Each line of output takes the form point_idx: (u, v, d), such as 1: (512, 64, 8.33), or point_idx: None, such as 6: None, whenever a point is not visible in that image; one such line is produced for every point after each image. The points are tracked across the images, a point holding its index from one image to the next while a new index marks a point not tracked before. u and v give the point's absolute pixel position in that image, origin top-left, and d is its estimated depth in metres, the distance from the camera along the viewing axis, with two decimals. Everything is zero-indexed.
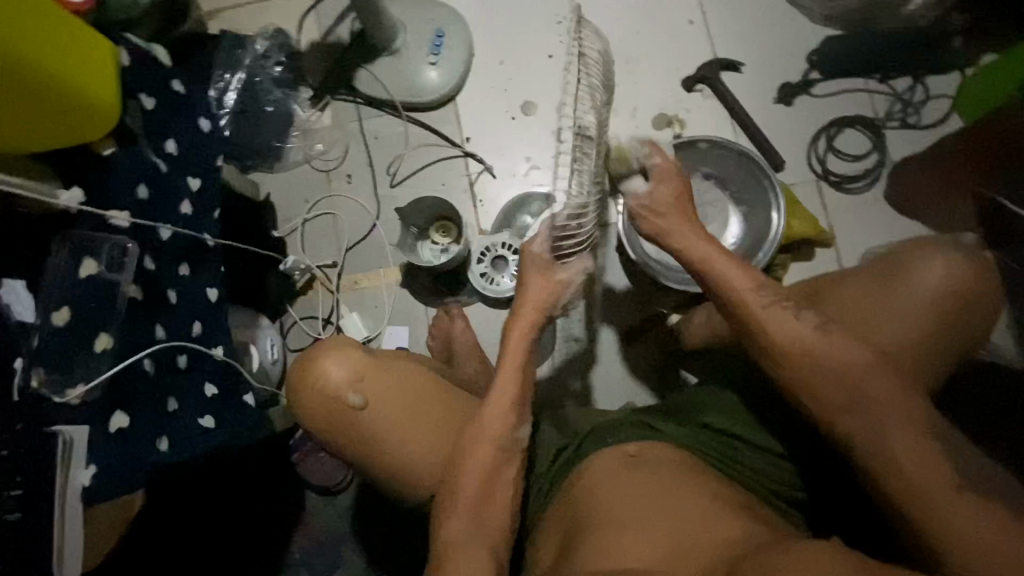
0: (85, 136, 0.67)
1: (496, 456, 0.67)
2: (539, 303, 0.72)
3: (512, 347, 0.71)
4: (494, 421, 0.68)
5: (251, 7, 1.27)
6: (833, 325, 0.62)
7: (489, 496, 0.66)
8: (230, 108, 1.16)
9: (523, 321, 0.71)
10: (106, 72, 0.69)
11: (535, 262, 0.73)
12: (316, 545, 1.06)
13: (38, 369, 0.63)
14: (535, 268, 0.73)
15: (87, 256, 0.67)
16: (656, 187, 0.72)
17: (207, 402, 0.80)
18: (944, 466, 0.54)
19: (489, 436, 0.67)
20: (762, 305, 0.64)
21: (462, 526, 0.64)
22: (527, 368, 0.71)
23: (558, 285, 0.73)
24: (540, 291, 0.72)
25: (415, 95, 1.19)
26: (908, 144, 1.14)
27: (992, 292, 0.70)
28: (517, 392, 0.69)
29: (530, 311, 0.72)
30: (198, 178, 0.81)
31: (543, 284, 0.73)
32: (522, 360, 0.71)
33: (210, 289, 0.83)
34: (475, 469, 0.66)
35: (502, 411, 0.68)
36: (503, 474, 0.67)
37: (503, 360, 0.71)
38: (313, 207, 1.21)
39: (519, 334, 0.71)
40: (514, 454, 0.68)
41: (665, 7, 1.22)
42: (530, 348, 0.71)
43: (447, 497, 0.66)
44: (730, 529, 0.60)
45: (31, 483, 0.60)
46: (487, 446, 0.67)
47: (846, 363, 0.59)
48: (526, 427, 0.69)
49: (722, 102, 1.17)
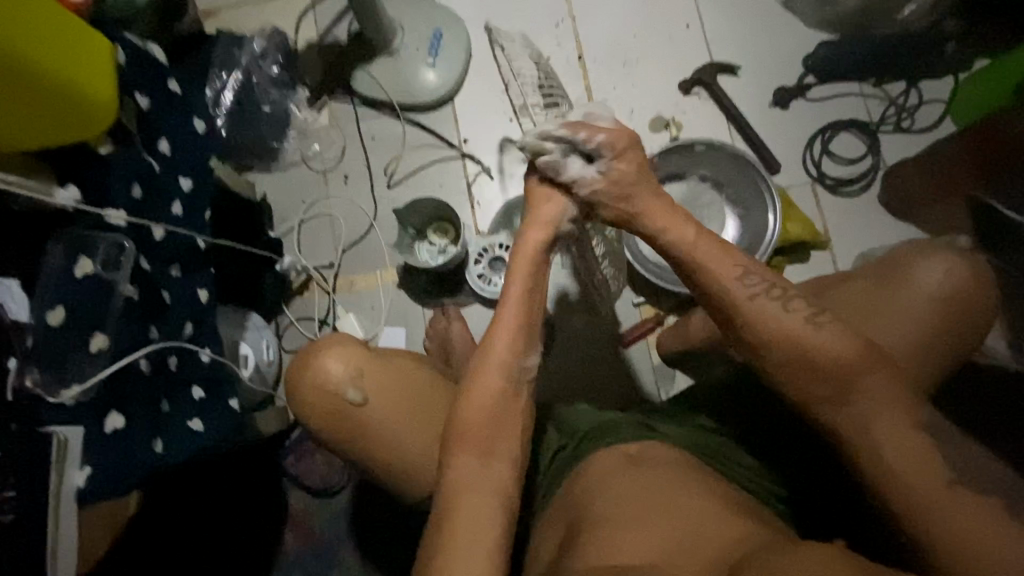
0: (83, 135, 0.66)
1: (502, 386, 0.64)
2: (547, 219, 0.70)
3: (520, 265, 0.69)
4: (501, 343, 0.66)
5: (249, 7, 1.27)
6: (823, 317, 0.61)
7: (496, 431, 0.63)
8: (226, 108, 1.16)
9: (531, 240, 0.69)
10: (102, 70, 0.68)
11: (540, 181, 0.71)
12: (311, 548, 1.05)
13: (32, 369, 0.63)
14: (540, 187, 0.71)
15: (84, 255, 0.66)
16: (613, 164, 0.67)
17: (197, 405, 0.78)
18: (933, 455, 0.54)
19: (496, 362, 0.65)
20: (747, 297, 0.62)
21: (472, 466, 0.61)
22: (532, 293, 0.68)
23: (563, 200, 0.70)
24: (551, 207, 0.70)
25: (412, 96, 1.19)
26: (901, 149, 1.16)
27: (990, 292, 0.71)
28: (522, 318, 0.67)
29: (538, 226, 0.69)
30: (189, 177, 0.81)
31: (548, 199, 0.70)
32: (528, 284, 0.68)
33: (200, 290, 0.82)
34: (483, 393, 0.64)
35: (509, 337, 0.66)
36: (511, 406, 0.65)
37: (508, 284, 0.69)
38: (310, 207, 1.21)
39: (526, 252, 0.69)
40: (522, 382, 0.66)
41: (662, 10, 1.23)
42: (537, 274, 0.69)
43: (453, 437, 0.62)
44: (738, 530, 0.58)
45: (25, 484, 0.59)
46: (496, 375, 0.65)
47: (838, 340, 0.58)
48: (533, 357, 0.67)
49: (719, 107, 1.18)
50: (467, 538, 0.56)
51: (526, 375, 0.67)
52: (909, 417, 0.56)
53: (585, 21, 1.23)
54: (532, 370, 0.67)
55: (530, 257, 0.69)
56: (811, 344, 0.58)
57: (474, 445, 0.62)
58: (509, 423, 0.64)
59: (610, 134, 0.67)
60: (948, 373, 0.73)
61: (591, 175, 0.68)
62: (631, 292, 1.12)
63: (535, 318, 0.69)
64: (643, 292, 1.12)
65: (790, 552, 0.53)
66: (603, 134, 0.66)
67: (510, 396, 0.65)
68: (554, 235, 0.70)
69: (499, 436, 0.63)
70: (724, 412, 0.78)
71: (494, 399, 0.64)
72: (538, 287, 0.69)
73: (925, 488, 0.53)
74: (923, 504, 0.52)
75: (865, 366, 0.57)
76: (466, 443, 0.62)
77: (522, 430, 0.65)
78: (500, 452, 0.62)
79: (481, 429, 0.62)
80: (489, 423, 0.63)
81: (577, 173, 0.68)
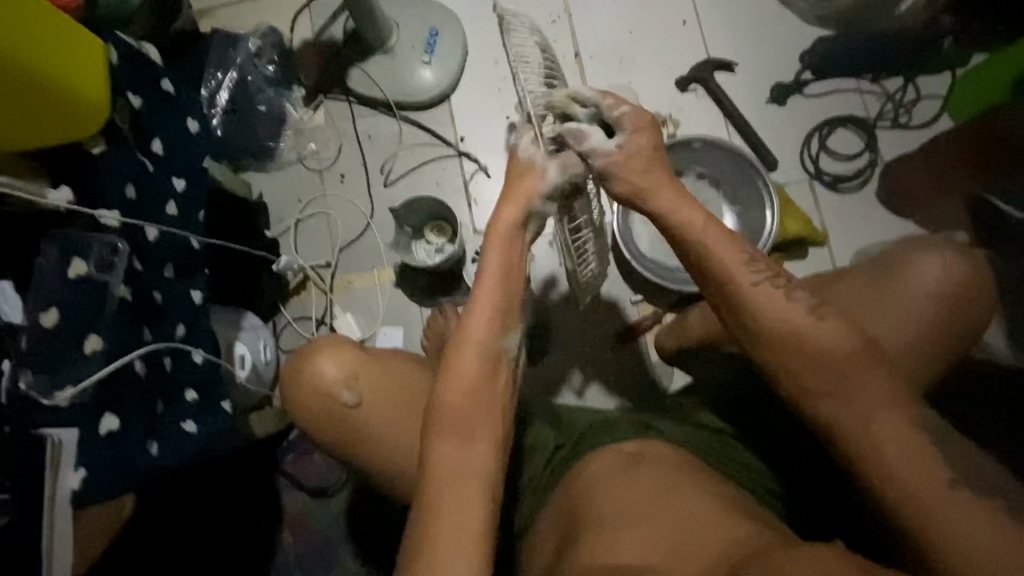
0: (75, 134, 0.65)
1: (480, 372, 0.62)
2: (523, 195, 0.64)
3: (497, 242, 0.65)
4: (477, 326, 0.63)
5: (244, 6, 1.26)
6: (825, 310, 0.61)
7: (476, 415, 0.61)
8: (221, 108, 1.16)
9: (504, 217, 0.65)
10: (94, 70, 0.67)
11: (521, 157, 0.66)
12: (310, 548, 1.05)
13: (26, 371, 0.62)
14: (521, 162, 0.66)
15: (76, 256, 0.65)
16: (631, 138, 0.65)
17: (190, 409, 0.78)
18: (927, 454, 0.54)
19: (473, 345, 0.63)
20: (751, 283, 0.62)
21: (451, 451, 0.60)
22: (511, 269, 0.65)
23: (541, 174, 0.65)
24: (529, 184, 0.65)
25: (408, 94, 1.18)
26: (900, 145, 1.15)
27: (986, 289, 0.71)
28: (500, 296, 0.64)
29: (514, 203, 0.65)
30: (182, 178, 0.81)
31: (525, 177, 0.65)
32: (505, 262, 0.65)
33: (193, 292, 0.83)
34: (460, 378, 0.62)
35: (485, 317, 0.63)
36: (490, 390, 0.63)
37: (483, 265, 0.65)
38: (306, 207, 1.21)
39: (500, 229, 0.65)
40: (501, 364, 0.64)
41: (659, 6, 1.22)
42: (516, 249, 0.66)
43: (432, 422, 0.61)
44: (736, 529, 0.58)
45: (21, 488, 0.59)
46: (473, 359, 0.62)
47: (835, 334, 0.58)
48: (513, 337, 0.65)
49: (717, 104, 1.18)
50: (456, 529, 0.57)
51: (506, 359, 0.64)
52: (902, 415, 0.56)
53: (581, 18, 1.22)
54: (510, 350, 0.65)
55: (506, 236, 0.65)
56: (806, 336, 0.59)
57: (456, 429, 0.61)
58: (489, 407, 0.62)
59: (631, 110, 0.65)
60: (945, 369, 0.73)
61: (608, 147, 0.64)
62: (629, 290, 1.12)
63: (514, 296, 0.65)
64: (641, 290, 1.12)
65: (787, 551, 0.53)
66: (629, 107, 0.64)
67: (489, 379, 0.63)
68: (530, 212, 0.65)
69: (481, 420, 0.61)
70: (728, 411, 0.78)
71: (475, 384, 0.62)
72: (516, 265, 0.66)
73: (915, 483, 0.53)
74: (914, 503, 0.53)
75: (864, 366, 0.57)
76: (447, 430, 0.60)
77: (504, 411, 0.63)
78: (481, 431, 0.61)
79: (462, 412, 0.61)
80: (470, 409, 0.61)
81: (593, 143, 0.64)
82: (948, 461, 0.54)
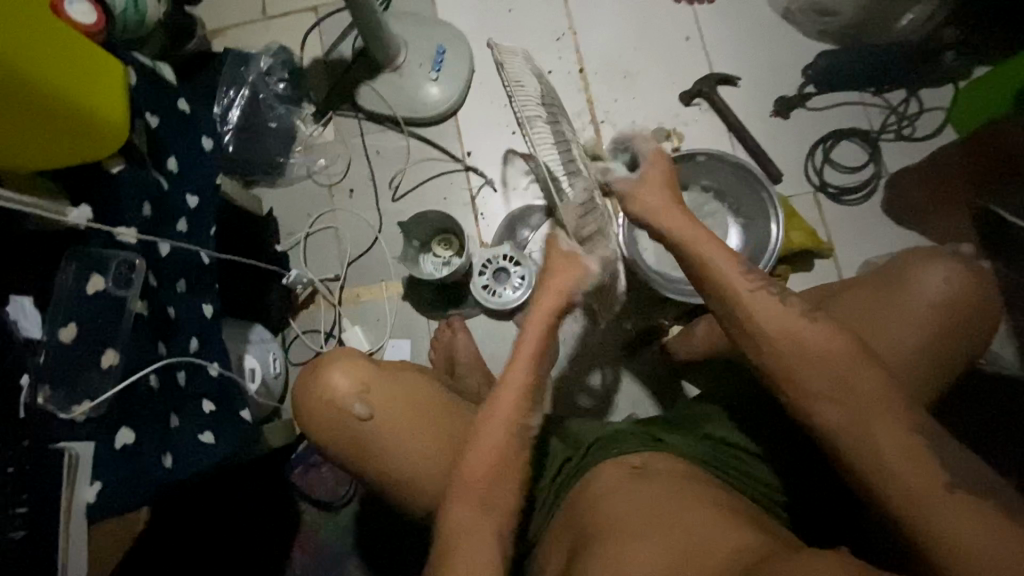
0: (93, 154, 0.67)
1: (505, 446, 0.64)
2: (561, 287, 0.71)
3: (533, 326, 0.69)
4: (507, 402, 0.66)
5: (255, 26, 1.29)
6: (820, 314, 0.63)
7: (494, 485, 0.62)
8: (233, 125, 1.18)
9: (544, 304, 0.70)
10: (115, 92, 0.69)
11: (561, 249, 0.73)
12: (317, 561, 1.05)
13: (44, 386, 0.64)
14: (561, 254, 0.72)
15: (95, 272, 0.67)
16: (648, 167, 0.75)
17: (205, 420, 0.79)
18: (938, 465, 0.53)
19: (500, 418, 0.65)
20: (749, 288, 0.65)
21: (466, 518, 0.61)
22: (543, 355, 0.69)
23: (580, 268, 0.71)
24: (565, 273, 0.71)
25: (416, 110, 1.20)
26: (903, 156, 1.17)
27: (993, 301, 0.71)
28: (530, 377, 0.67)
29: (551, 294, 0.70)
30: (196, 195, 0.83)
31: (565, 268, 0.72)
32: (538, 346, 0.68)
33: (205, 305, 0.84)
34: (484, 450, 0.64)
35: (514, 394, 0.66)
36: (511, 464, 0.64)
37: (518, 347, 0.69)
38: (315, 221, 1.22)
39: (539, 315, 0.70)
40: (525, 441, 0.66)
41: (662, 23, 1.24)
42: (547, 336, 0.69)
43: (452, 485, 0.63)
44: (744, 540, 0.58)
45: (36, 501, 0.60)
46: (500, 429, 0.64)
47: (834, 347, 0.59)
48: (537, 416, 0.67)
49: (720, 117, 1.19)
50: (467, 572, 0.57)
51: (528, 433, 0.66)
52: (911, 426, 0.55)
53: (585, 34, 1.25)
54: (535, 431, 0.67)
55: (542, 320, 0.69)
56: (807, 348, 0.60)
57: (473, 495, 0.62)
58: (508, 480, 0.63)
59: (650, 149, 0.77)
60: (954, 380, 0.73)
61: (627, 175, 0.75)
62: (635, 302, 1.12)
63: (543, 381, 0.68)
64: (648, 302, 1.12)
65: (794, 561, 0.53)
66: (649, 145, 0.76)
67: (510, 452, 0.64)
68: (567, 303, 0.71)
69: (497, 490, 0.63)
70: (744, 420, 0.77)
71: (497, 453, 0.64)
72: (547, 353, 0.69)
73: (926, 493, 0.52)
74: (921, 510, 0.52)
75: (866, 377, 0.57)
76: (466, 491, 0.62)
77: (520, 486, 0.64)
78: (498, 502, 0.62)
79: (481, 481, 0.62)
80: (490, 476, 0.63)
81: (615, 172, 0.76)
82: (959, 470, 0.54)
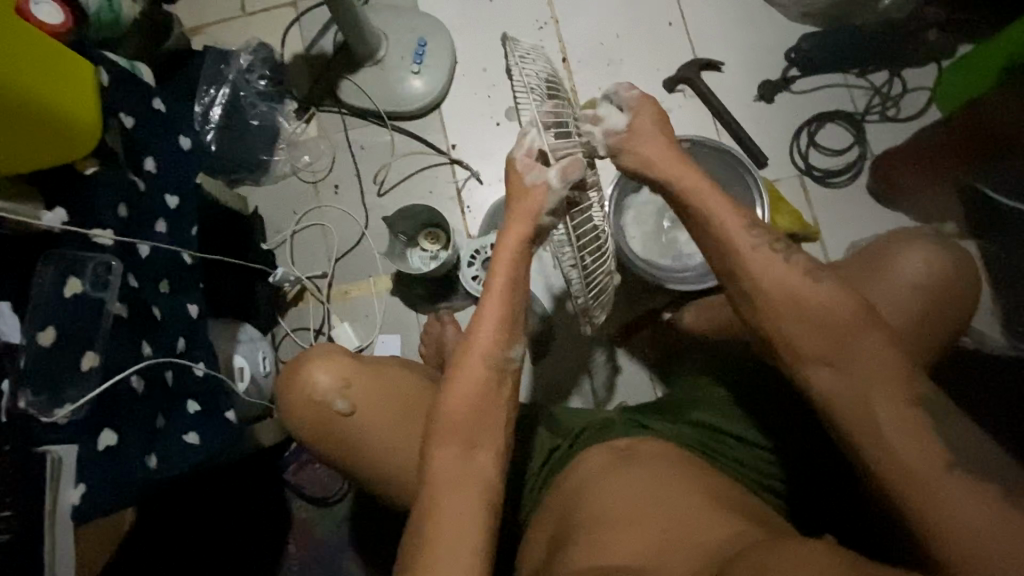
0: (71, 155, 0.67)
1: (488, 376, 0.64)
2: (527, 211, 0.66)
3: (503, 252, 0.68)
4: (485, 334, 0.65)
5: (234, 22, 1.28)
6: (824, 271, 0.63)
7: (478, 425, 0.62)
8: (215, 124, 1.18)
9: (511, 231, 0.67)
10: (87, 92, 0.69)
11: (518, 167, 0.66)
12: (313, 556, 1.06)
13: (25, 391, 0.64)
14: (518, 175, 0.67)
15: (73, 275, 0.67)
16: (636, 116, 0.71)
17: (191, 420, 0.79)
18: (936, 437, 0.53)
19: (480, 352, 0.65)
20: (751, 249, 0.65)
21: (452, 460, 0.61)
22: (516, 286, 0.67)
23: (539, 190, 0.65)
24: (530, 201, 0.66)
25: (398, 104, 1.19)
26: (888, 138, 1.17)
27: (971, 278, 0.72)
28: (505, 312, 0.66)
29: (519, 219, 0.67)
30: (176, 196, 0.82)
31: (526, 194, 0.66)
32: (511, 274, 0.67)
33: (190, 306, 0.83)
34: (468, 383, 0.64)
35: (491, 329, 0.65)
36: (495, 398, 0.64)
37: (492, 271, 0.68)
38: (301, 219, 1.22)
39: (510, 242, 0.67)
40: (507, 372, 0.65)
41: (643, 8, 1.23)
42: (519, 260, 0.68)
43: (434, 432, 0.62)
44: (728, 525, 0.58)
45: (21, 504, 0.61)
46: (480, 367, 0.64)
47: (836, 307, 0.59)
48: (518, 348, 0.66)
49: (704, 102, 1.18)
50: (455, 533, 0.57)
51: (509, 367, 0.65)
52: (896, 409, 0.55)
53: (568, 22, 1.24)
54: (518, 360, 0.66)
55: (513, 250, 0.68)
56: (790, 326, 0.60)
57: (455, 437, 0.62)
58: (489, 418, 0.63)
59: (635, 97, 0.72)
60: (936, 358, 0.74)
61: (616, 127, 0.71)
62: (624, 290, 1.12)
63: (519, 312, 0.67)
64: (638, 291, 1.12)
65: (776, 547, 0.53)
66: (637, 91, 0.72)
67: (487, 396, 0.64)
68: (535, 227, 0.67)
69: (482, 429, 0.63)
70: (731, 407, 0.77)
71: (478, 395, 0.63)
72: (523, 277, 0.68)
73: (915, 475, 0.52)
74: (906, 496, 0.52)
75: (856, 374, 0.56)
76: (450, 438, 0.62)
77: (504, 422, 0.64)
78: (484, 441, 0.62)
79: (459, 428, 0.62)
80: (467, 424, 0.62)
81: (605, 124, 0.71)
82: (958, 442, 0.53)
